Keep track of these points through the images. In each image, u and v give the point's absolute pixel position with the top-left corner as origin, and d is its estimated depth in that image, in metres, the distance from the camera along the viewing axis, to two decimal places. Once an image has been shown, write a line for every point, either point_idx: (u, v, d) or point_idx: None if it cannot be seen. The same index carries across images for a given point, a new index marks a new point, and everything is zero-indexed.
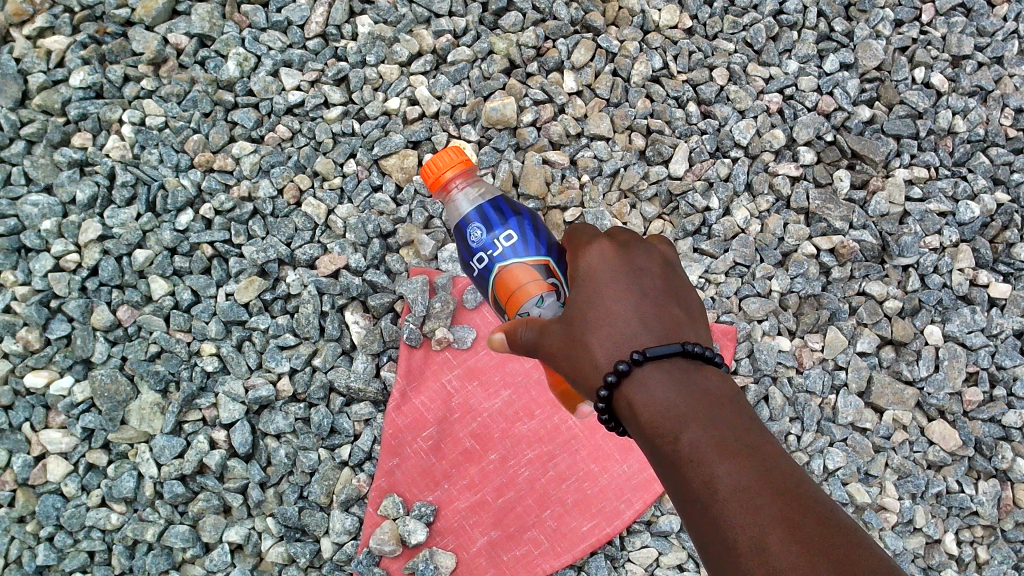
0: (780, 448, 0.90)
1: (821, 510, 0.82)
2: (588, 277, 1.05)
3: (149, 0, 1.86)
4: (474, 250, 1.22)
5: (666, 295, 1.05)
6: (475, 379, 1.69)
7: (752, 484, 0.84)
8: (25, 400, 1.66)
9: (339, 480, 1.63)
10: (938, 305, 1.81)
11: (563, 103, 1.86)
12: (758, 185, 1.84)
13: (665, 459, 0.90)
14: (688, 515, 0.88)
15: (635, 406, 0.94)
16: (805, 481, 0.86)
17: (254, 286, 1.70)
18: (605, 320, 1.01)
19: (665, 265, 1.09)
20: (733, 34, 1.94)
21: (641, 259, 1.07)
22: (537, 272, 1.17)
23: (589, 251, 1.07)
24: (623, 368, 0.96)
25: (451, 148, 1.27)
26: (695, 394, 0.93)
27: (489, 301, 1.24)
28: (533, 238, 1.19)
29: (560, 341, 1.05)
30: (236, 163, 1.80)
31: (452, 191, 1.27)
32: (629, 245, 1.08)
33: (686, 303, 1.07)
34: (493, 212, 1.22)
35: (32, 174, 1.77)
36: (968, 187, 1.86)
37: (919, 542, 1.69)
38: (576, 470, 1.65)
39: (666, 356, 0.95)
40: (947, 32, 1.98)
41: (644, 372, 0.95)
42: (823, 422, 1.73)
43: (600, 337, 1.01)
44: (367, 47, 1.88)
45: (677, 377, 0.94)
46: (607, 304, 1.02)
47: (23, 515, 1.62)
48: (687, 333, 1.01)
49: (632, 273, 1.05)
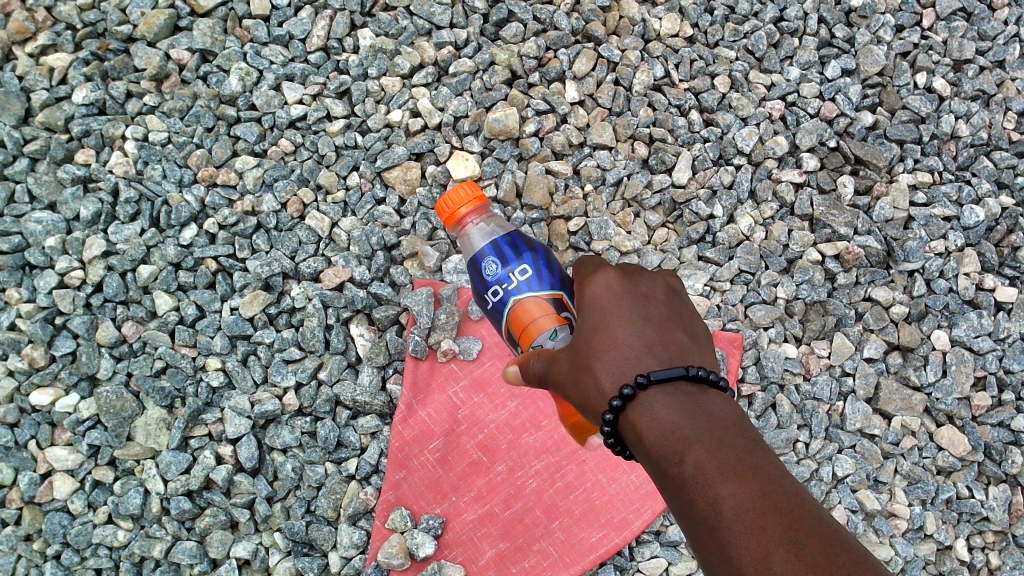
0: (786, 470, 0.88)
1: (826, 529, 0.80)
2: (594, 304, 1.06)
3: (151, 17, 1.87)
4: (488, 284, 1.25)
5: (672, 321, 1.05)
6: (482, 391, 1.69)
7: (756, 504, 0.82)
8: (31, 418, 1.65)
9: (346, 494, 1.62)
10: (945, 310, 1.80)
11: (566, 113, 1.86)
12: (761, 193, 1.84)
13: (670, 483, 0.89)
14: (694, 539, 0.86)
15: (639, 430, 0.93)
16: (812, 505, 0.84)
17: (258, 300, 1.70)
18: (610, 343, 1.01)
19: (670, 294, 1.09)
20: (733, 42, 1.95)
21: (646, 288, 1.07)
22: (549, 306, 1.19)
23: (595, 280, 1.09)
24: (628, 392, 0.95)
25: (466, 183, 1.31)
26: (699, 416, 0.92)
27: (503, 335, 1.26)
28: (547, 273, 1.22)
29: (567, 368, 1.04)
30: (239, 178, 1.79)
31: (467, 227, 1.31)
32: (635, 274, 1.09)
33: (692, 330, 1.07)
34: (508, 248, 1.26)
35: (36, 191, 1.77)
36: (972, 191, 1.86)
37: (930, 549, 1.69)
38: (584, 481, 1.64)
39: (671, 379, 0.94)
40: (948, 36, 1.98)
41: (649, 396, 0.94)
42: (831, 429, 1.72)
43: (605, 360, 1.00)
44: (368, 59, 1.88)
45: (681, 400, 0.94)
46: (613, 330, 1.02)
47: (29, 533, 1.61)
48: (693, 358, 1.01)
49: (637, 299, 1.05)
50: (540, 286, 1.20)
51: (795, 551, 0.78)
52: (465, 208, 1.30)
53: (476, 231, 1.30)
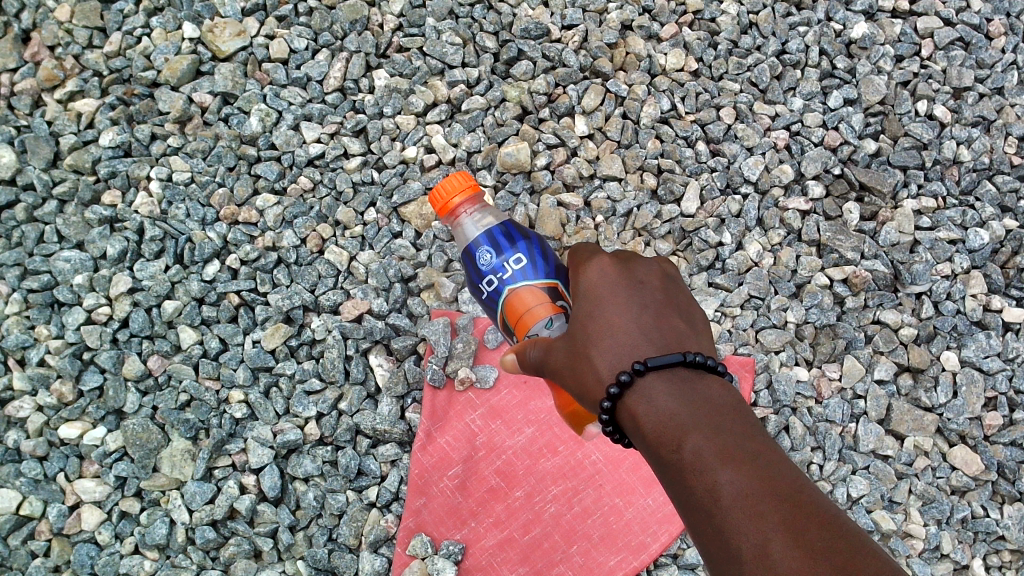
0: (783, 453, 0.91)
1: (822, 513, 0.83)
2: (588, 290, 1.10)
3: (174, 62, 1.94)
4: (483, 274, 1.31)
5: (667, 307, 1.09)
6: (499, 418, 1.72)
7: (753, 491, 0.85)
8: (60, 451, 1.70)
9: (367, 522, 1.65)
10: (954, 331, 1.83)
11: (576, 146, 1.92)
12: (769, 220, 1.88)
13: (669, 468, 0.92)
14: (693, 524, 0.90)
15: (638, 418, 0.97)
16: (809, 489, 0.87)
17: (279, 332, 1.75)
18: (605, 331, 1.06)
19: (665, 280, 1.13)
20: (738, 75, 2.00)
21: (641, 274, 1.11)
22: (544, 296, 1.24)
23: (590, 266, 1.13)
24: (625, 379, 0.99)
25: (459, 174, 1.38)
26: (696, 403, 0.95)
27: (498, 324, 1.33)
28: (539, 260, 1.28)
29: (563, 357, 1.10)
30: (260, 215, 1.85)
31: (461, 217, 1.38)
32: (629, 260, 1.13)
33: (688, 315, 1.11)
34: (502, 237, 1.32)
35: (64, 231, 1.83)
36: (977, 215, 1.90)
37: (946, 568, 1.70)
38: (601, 505, 1.66)
39: (667, 365, 0.99)
40: (947, 65, 2.03)
41: (647, 383, 0.98)
42: (844, 451, 1.74)
43: (601, 348, 1.04)
44: (384, 99, 1.94)
45: (679, 386, 0.97)
46: (609, 319, 1.06)
47: (57, 564, 1.65)
48: (689, 343, 1.05)
49: (632, 285, 1.09)
50: (535, 274, 1.26)
51: (792, 536, 0.81)
52: (460, 203, 1.37)
53: (468, 223, 1.37)
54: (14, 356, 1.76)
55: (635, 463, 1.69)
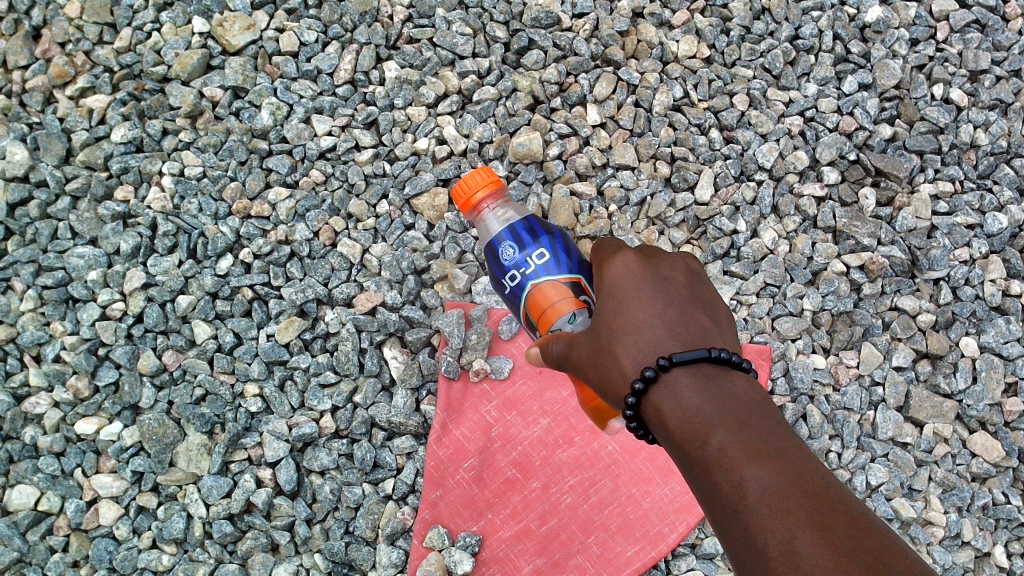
0: (809, 450, 0.90)
1: (850, 510, 0.82)
2: (613, 287, 1.10)
3: (184, 57, 1.93)
4: (506, 268, 1.31)
5: (692, 303, 1.08)
6: (514, 409, 1.72)
7: (779, 487, 0.84)
8: (77, 447, 1.70)
9: (383, 514, 1.65)
10: (973, 317, 1.81)
11: (588, 135, 1.90)
12: (784, 207, 1.87)
13: (695, 465, 0.91)
14: (719, 521, 0.89)
15: (663, 414, 0.96)
16: (837, 486, 0.86)
17: (294, 326, 1.74)
18: (630, 327, 1.05)
19: (690, 276, 1.12)
20: (751, 61, 1.99)
21: (666, 270, 1.10)
22: (568, 292, 1.23)
23: (614, 262, 1.12)
24: (650, 375, 0.98)
25: (482, 169, 1.38)
26: (721, 399, 0.94)
27: (520, 318, 1.32)
28: (561, 256, 1.27)
29: (587, 352, 1.09)
30: (272, 209, 1.84)
31: (483, 212, 1.38)
32: (654, 256, 1.12)
33: (712, 311, 1.10)
34: (526, 232, 1.31)
35: (78, 228, 1.83)
36: (994, 199, 1.88)
37: (968, 556, 1.69)
38: (618, 496, 1.66)
39: (693, 361, 0.98)
40: (963, 48, 2.01)
41: (673, 378, 0.98)
42: (863, 439, 1.73)
43: (625, 344, 1.04)
44: (395, 91, 1.93)
45: (704, 382, 0.96)
46: (632, 314, 1.05)
47: (76, 559, 1.65)
48: (714, 338, 1.03)
49: (656, 281, 1.08)
50: (557, 270, 1.25)
51: (820, 534, 0.80)
52: (481, 197, 1.37)
53: (489, 217, 1.37)
54: (30, 353, 1.76)
55: (651, 452, 1.68)
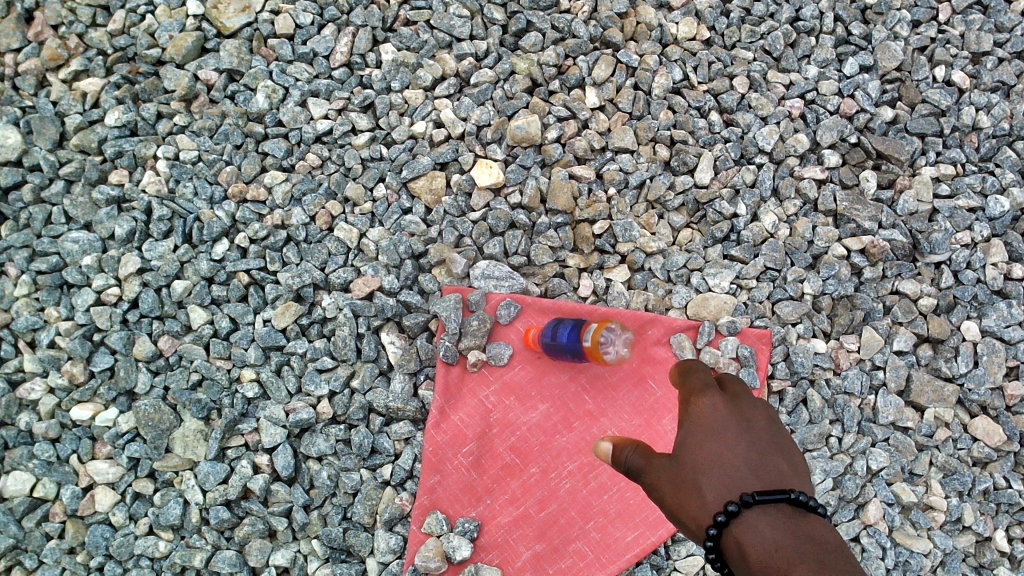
0: None
1: None
2: (698, 422, 1.11)
3: (179, 39, 1.91)
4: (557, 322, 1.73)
5: (776, 449, 1.08)
6: (513, 394, 1.70)
7: None
8: (72, 433, 1.69)
9: (381, 500, 1.65)
10: (975, 300, 1.80)
11: (587, 118, 1.88)
12: (784, 190, 1.85)
13: None
14: None
15: (742, 547, 0.95)
16: None
17: (290, 311, 1.73)
18: (713, 463, 1.05)
19: (771, 421, 1.12)
20: (751, 43, 1.97)
21: (753, 415, 1.12)
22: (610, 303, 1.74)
23: (701, 401, 1.14)
24: (732, 509, 0.98)
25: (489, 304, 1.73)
26: (802, 538, 0.93)
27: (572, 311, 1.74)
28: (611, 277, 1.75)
29: (667, 483, 1.09)
30: (268, 193, 1.83)
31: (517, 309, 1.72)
32: (740, 402, 1.14)
33: (794, 460, 1.09)
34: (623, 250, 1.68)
35: (72, 213, 1.82)
36: (996, 182, 1.86)
37: (968, 540, 1.69)
38: (618, 481, 1.65)
39: (774, 500, 0.97)
40: (965, 29, 1.99)
41: (752, 516, 0.97)
42: (863, 423, 1.72)
43: (710, 479, 1.04)
44: (392, 73, 1.92)
45: (786, 523, 0.95)
46: (716, 451, 1.06)
47: (73, 546, 1.65)
48: (793, 484, 1.03)
49: (742, 424, 1.10)
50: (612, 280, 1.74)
51: None
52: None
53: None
54: (25, 338, 1.75)
55: (650, 438, 1.68)
